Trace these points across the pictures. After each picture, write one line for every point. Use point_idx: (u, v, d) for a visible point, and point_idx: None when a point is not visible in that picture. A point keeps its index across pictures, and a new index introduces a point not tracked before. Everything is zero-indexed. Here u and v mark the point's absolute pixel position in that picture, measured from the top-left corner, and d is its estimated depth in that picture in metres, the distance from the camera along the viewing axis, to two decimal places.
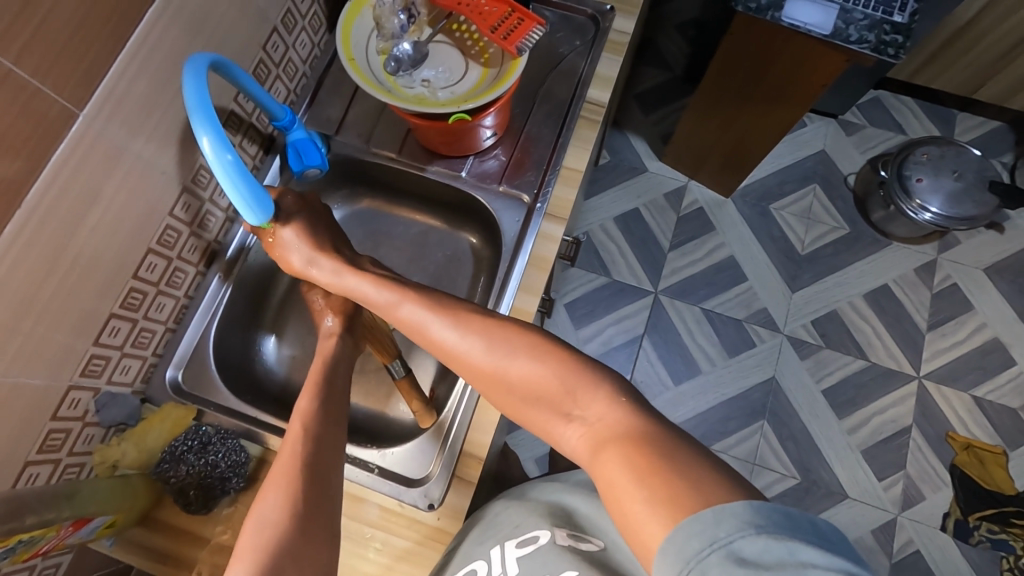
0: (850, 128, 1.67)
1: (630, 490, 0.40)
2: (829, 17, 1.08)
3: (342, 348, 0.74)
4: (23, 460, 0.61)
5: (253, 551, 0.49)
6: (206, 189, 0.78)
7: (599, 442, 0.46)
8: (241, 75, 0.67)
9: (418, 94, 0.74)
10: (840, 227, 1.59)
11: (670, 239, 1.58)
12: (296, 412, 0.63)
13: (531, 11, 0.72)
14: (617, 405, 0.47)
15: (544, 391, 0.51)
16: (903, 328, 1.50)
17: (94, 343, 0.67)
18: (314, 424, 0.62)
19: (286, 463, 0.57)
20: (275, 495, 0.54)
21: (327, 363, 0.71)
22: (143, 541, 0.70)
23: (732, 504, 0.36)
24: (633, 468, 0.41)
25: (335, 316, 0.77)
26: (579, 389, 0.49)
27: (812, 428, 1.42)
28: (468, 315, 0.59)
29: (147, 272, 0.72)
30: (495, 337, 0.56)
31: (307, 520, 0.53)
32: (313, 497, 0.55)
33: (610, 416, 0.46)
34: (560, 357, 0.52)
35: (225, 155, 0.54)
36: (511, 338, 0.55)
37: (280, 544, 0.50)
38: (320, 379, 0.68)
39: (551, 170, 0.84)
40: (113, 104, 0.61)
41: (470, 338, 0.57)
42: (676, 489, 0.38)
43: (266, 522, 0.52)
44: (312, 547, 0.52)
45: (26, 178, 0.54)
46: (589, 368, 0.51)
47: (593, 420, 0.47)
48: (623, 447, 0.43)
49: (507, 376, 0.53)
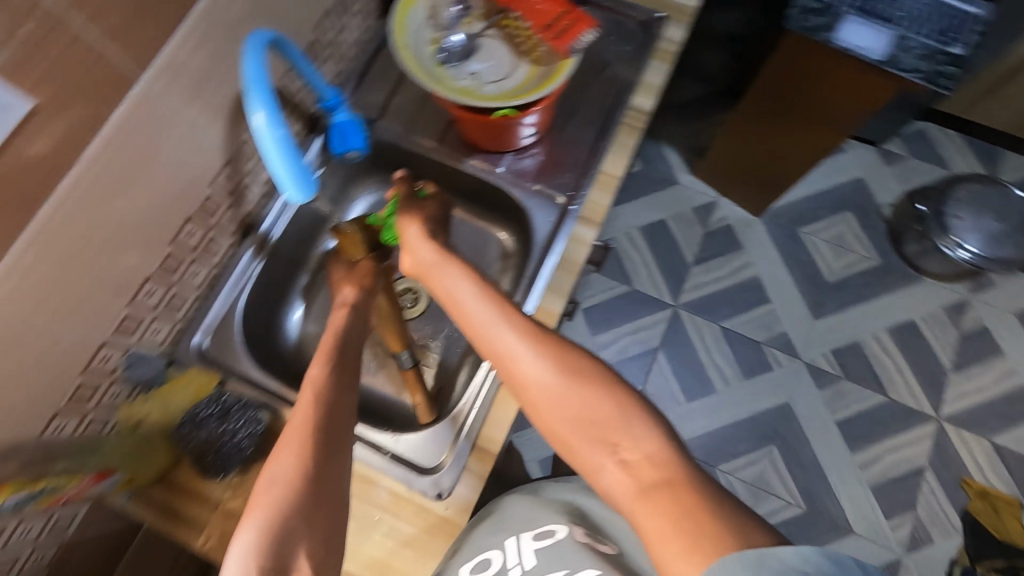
0: (890, 158, 1.64)
1: (672, 528, 0.39)
2: (882, 42, 1.06)
3: (353, 318, 0.69)
4: (52, 410, 0.62)
5: (265, 509, 0.48)
6: (248, 162, 0.79)
7: (642, 485, 0.43)
8: (293, 53, 0.68)
9: (464, 85, 0.73)
10: (871, 258, 1.55)
11: (695, 253, 1.56)
12: (308, 379, 0.59)
13: (585, 14, 0.73)
14: (665, 447, 0.44)
15: (594, 418, 0.46)
16: (927, 366, 1.46)
17: (130, 303, 0.68)
18: (326, 390, 0.58)
19: (298, 428, 0.54)
20: (288, 453, 0.52)
21: (338, 333, 0.66)
22: (157, 501, 0.72)
23: (782, 549, 0.36)
24: (679, 511, 0.40)
25: (354, 288, 0.74)
26: (629, 421, 0.46)
27: (823, 459, 1.40)
28: (529, 325, 0.53)
29: (186, 238, 0.73)
30: (556, 356, 0.50)
31: (318, 482, 0.51)
32: (326, 459, 0.53)
33: (659, 461, 0.43)
34: (617, 391, 0.48)
35: (277, 130, 0.55)
36: (572, 357, 0.50)
37: (293, 504, 0.49)
38: (334, 347, 0.64)
39: (588, 174, 0.84)
40: (171, 72, 0.62)
41: (528, 352, 0.51)
42: (719, 527, 0.38)
43: (278, 479, 0.50)
44: (322, 512, 0.50)
45: (86, 135, 0.56)
46: (642, 404, 0.47)
47: (636, 460, 0.44)
48: (669, 488, 0.41)
49: (559, 399, 0.48)
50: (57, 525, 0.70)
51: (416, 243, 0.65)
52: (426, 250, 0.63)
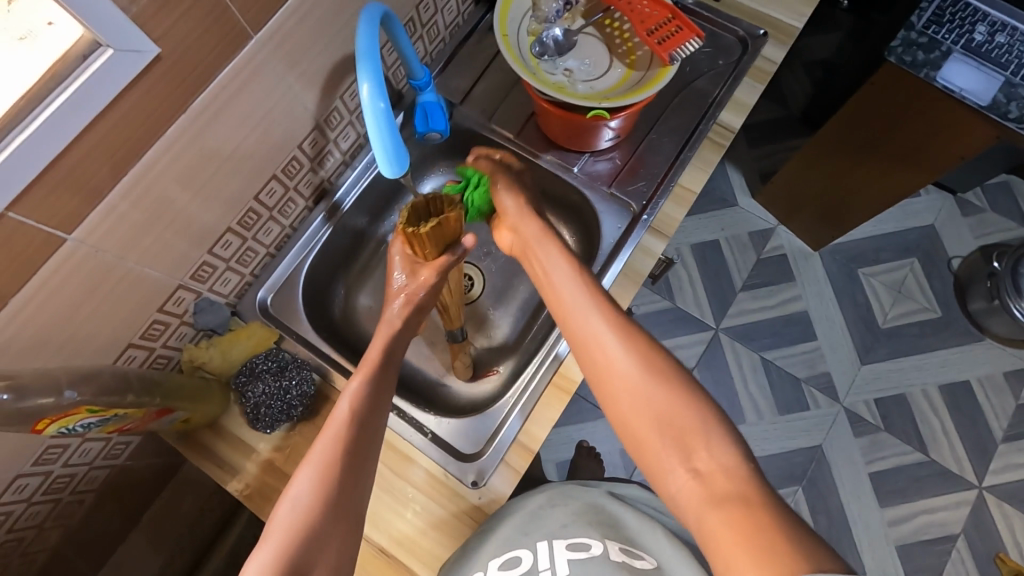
0: (968, 208, 1.56)
1: (740, 543, 0.39)
2: (991, 87, 1.03)
3: (404, 333, 0.67)
4: (127, 341, 0.66)
5: (284, 528, 0.49)
6: (333, 130, 0.81)
7: (714, 494, 0.43)
8: (400, 32, 0.69)
9: (557, 81, 0.73)
10: (931, 309, 1.48)
11: (745, 279, 1.52)
12: (347, 393, 0.59)
13: (692, 23, 0.71)
14: (741, 463, 0.44)
15: (674, 421, 0.47)
16: (976, 431, 1.39)
17: (208, 251, 0.71)
18: (361, 408, 0.58)
19: (329, 443, 0.55)
20: (309, 474, 0.53)
21: (386, 339, 0.65)
22: (206, 443, 0.74)
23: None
24: (751, 525, 0.39)
25: (406, 304, 0.68)
26: (709, 433, 0.46)
27: (849, 508, 1.35)
28: (618, 320, 0.54)
29: (266, 197, 0.75)
30: (642, 353, 0.51)
31: (338, 507, 0.52)
32: (349, 480, 0.53)
33: (734, 476, 0.43)
34: (698, 402, 0.48)
35: (379, 103, 0.56)
36: (658, 360, 0.51)
37: (310, 529, 0.50)
38: (380, 361, 0.63)
39: (664, 186, 0.82)
40: (282, 35, 0.64)
41: (617, 344, 0.52)
42: (791, 551, 0.37)
43: (299, 502, 0.51)
44: (339, 533, 0.51)
45: (197, 88, 0.58)
46: (722, 419, 0.47)
47: (710, 471, 0.44)
48: (745, 506, 0.41)
49: (640, 394, 0.49)
50: (112, 450, 0.73)
51: (514, 220, 0.69)
52: (529, 227, 0.67)
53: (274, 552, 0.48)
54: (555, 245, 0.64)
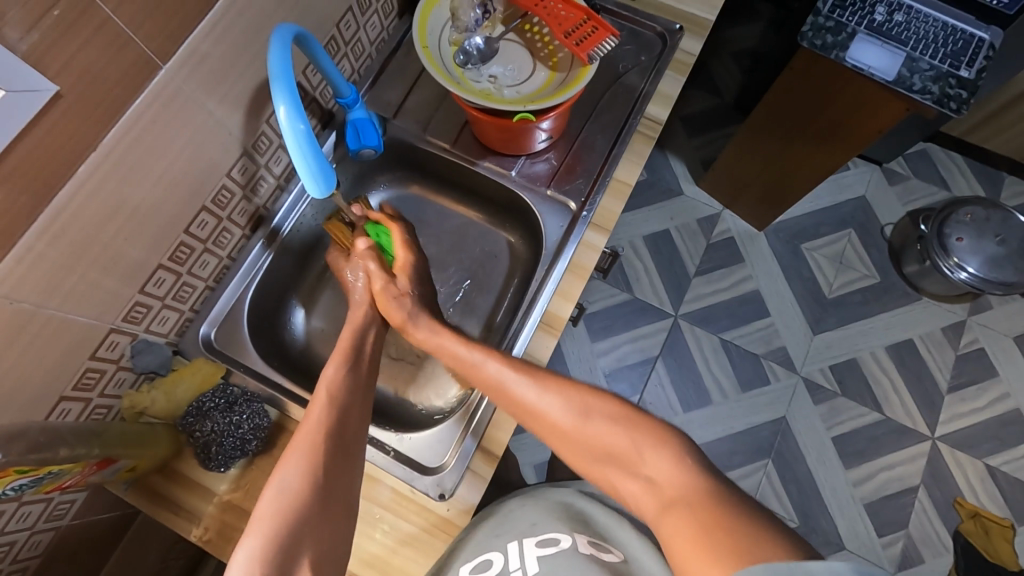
0: (894, 177, 1.65)
1: (694, 541, 0.40)
2: (894, 63, 1.09)
3: (370, 317, 0.74)
4: (57, 395, 0.62)
5: (271, 515, 0.48)
6: (263, 155, 0.79)
7: (664, 501, 0.45)
8: (319, 51, 0.68)
9: (483, 88, 0.74)
10: (871, 275, 1.56)
11: (697, 264, 1.57)
12: (324, 378, 0.62)
13: (606, 22, 0.73)
14: (684, 465, 0.47)
15: (617, 451, 0.51)
16: (923, 386, 1.47)
17: (139, 290, 0.68)
18: (338, 391, 0.60)
19: (311, 430, 0.55)
20: (297, 459, 0.53)
21: (354, 334, 0.70)
22: (158, 490, 0.71)
23: (812, 562, 0.33)
24: (701, 523, 0.41)
25: (364, 284, 0.77)
26: (646, 447, 0.50)
27: (817, 474, 1.40)
28: (545, 374, 0.61)
29: (198, 228, 0.73)
30: (571, 395, 0.57)
31: (325, 489, 0.52)
32: (335, 461, 0.54)
33: (679, 478, 0.46)
34: (634, 420, 0.53)
35: (298, 124, 0.55)
36: (593, 403, 0.56)
37: (299, 512, 0.49)
38: (350, 347, 0.68)
39: (600, 181, 0.84)
40: (194, 63, 0.62)
41: (547, 396, 0.58)
42: (744, 542, 0.38)
43: (285, 489, 0.51)
44: (329, 522, 0.51)
45: (107, 122, 0.56)
46: (664, 431, 0.51)
47: (658, 480, 0.47)
48: (694, 506, 0.43)
49: (577, 430, 0.54)
50: (54, 511, 0.69)
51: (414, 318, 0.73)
52: (421, 326, 0.73)
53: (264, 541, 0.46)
54: (454, 336, 0.70)
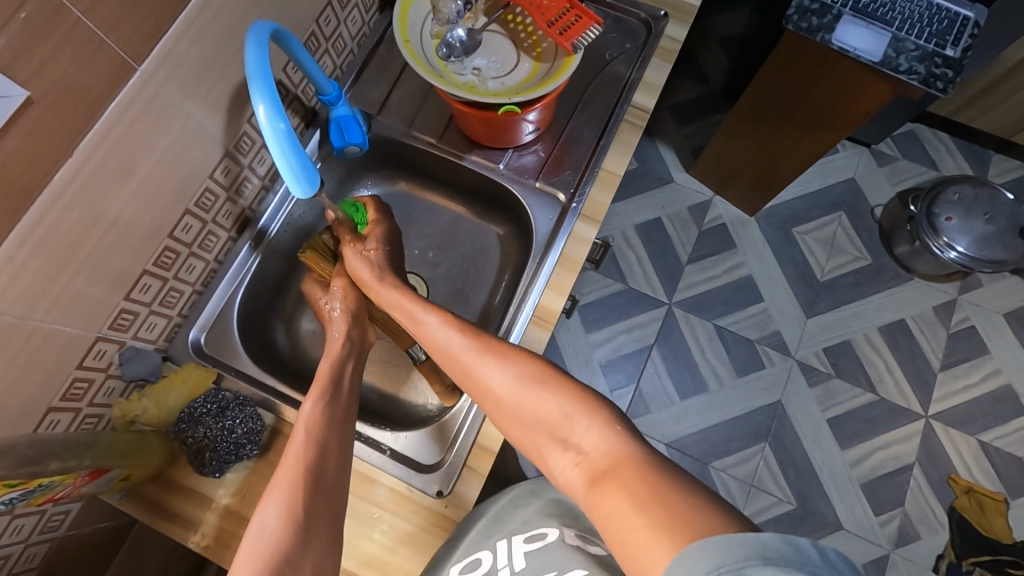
0: (882, 159, 1.66)
1: (630, 518, 0.39)
2: (880, 45, 1.08)
3: (349, 348, 0.71)
4: (46, 406, 0.61)
5: (254, 560, 0.45)
6: (246, 156, 0.78)
7: (596, 474, 0.45)
8: (298, 48, 0.67)
9: (468, 81, 0.73)
10: (862, 258, 1.57)
11: (689, 252, 1.57)
12: (302, 416, 0.58)
13: (590, 10, 0.72)
14: (614, 436, 0.46)
15: (546, 420, 0.50)
16: (916, 365, 1.48)
17: (125, 298, 0.67)
18: (316, 428, 0.57)
19: (291, 468, 0.52)
20: (275, 500, 0.49)
21: (334, 361, 0.67)
22: (153, 498, 0.71)
23: (744, 533, 0.33)
24: (635, 496, 0.40)
25: (342, 317, 0.75)
26: (576, 417, 0.49)
27: (814, 456, 1.41)
28: (482, 342, 0.59)
29: (182, 233, 0.72)
30: (507, 360, 0.56)
31: (309, 527, 0.49)
32: (316, 500, 0.51)
33: (608, 448, 0.45)
34: (567, 386, 0.51)
35: (280, 124, 0.54)
36: (523, 369, 0.54)
37: (282, 554, 0.46)
38: (329, 379, 0.64)
39: (589, 172, 0.83)
40: (170, 64, 0.61)
41: (484, 363, 0.57)
42: (683, 515, 0.37)
43: (266, 531, 0.47)
44: (312, 550, 0.48)
45: (82, 128, 0.54)
46: (593, 398, 0.50)
47: (588, 452, 0.47)
48: (627, 479, 0.42)
49: (514, 401, 0.53)
50: (49, 523, 0.68)
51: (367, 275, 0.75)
52: (389, 294, 0.71)
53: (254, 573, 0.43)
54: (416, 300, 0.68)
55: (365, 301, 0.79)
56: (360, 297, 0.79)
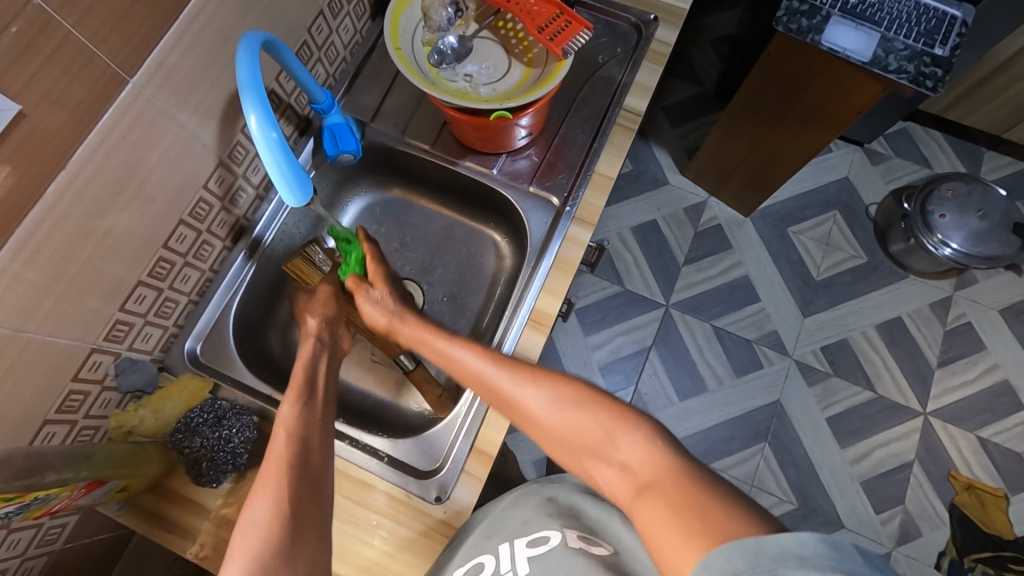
0: (876, 157, 1.67)
1: (669, 524, 0.40)
2: (870, 44, 1.09)
3: (320, 346, 0.71)
4: (42, 418, 0.61)
5: (244, 556, 0.45)
6: (241, 165, 0.78)
7: (639, 483, 0.45)
8: (289, 57, 0.67)
9: (460, 87, 0.74)
10: (858, 256, 1.58)
11: (686, 253, 1.57)
12: (281, 418, 0.58)
13: (579, 15, 0.72)
14: (654, 447, 0.46)
15: (589, 439, 0.51)
16: (914, 362, 1.49)
17: (120, 309, 0.67)
18: (299, 428, 0.57)
19: (273, 466, 0.52)
20: (266, 494, 0.49)
21: (306, 362, 0.67)
22: (151, 508, 0.71)
23: (779, 534, 0.34)
24: (673, 503, 0.41)
25: (316, 316, 0.75)
26: (617, 431, 0.49)
27: (814, 455, 1.42)
28: (518, 365, 0.61)
29: (177, 242, 0.72)
30: (543, 382, 0.58)
31: (299, 522, 0.48)
32: (307, 503, 0.50)
33: (648, 457, 0.46)
34: (603, 405, 0.53)
35: (271, 133, 0.54)
36: (562, 389, 0.56)
37: (269, 549, 0.46)
38: (304, 380, 0.64)
39: (583, 175, 0.84)
40: (161, 75, 0.61)
41: (521, 385, 0.59)
42: (715, 519, 0.38)
43: (257, 523, 0.47)
44: (306, 551, 0.47)
45: (75, 140, 0.55)
46: (631, 415, 0.51)
47: (629, 464, 0.47)
48: (666, 488, 0.42)
49: (553, 420, 0.54)
50: (47, 536, 0.68)
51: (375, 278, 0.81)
52: (406, 330, 0.73)
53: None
54: (433, 330, 0.71)
55: (342, 305, 0.80)
56: (338, 301, 0.79)
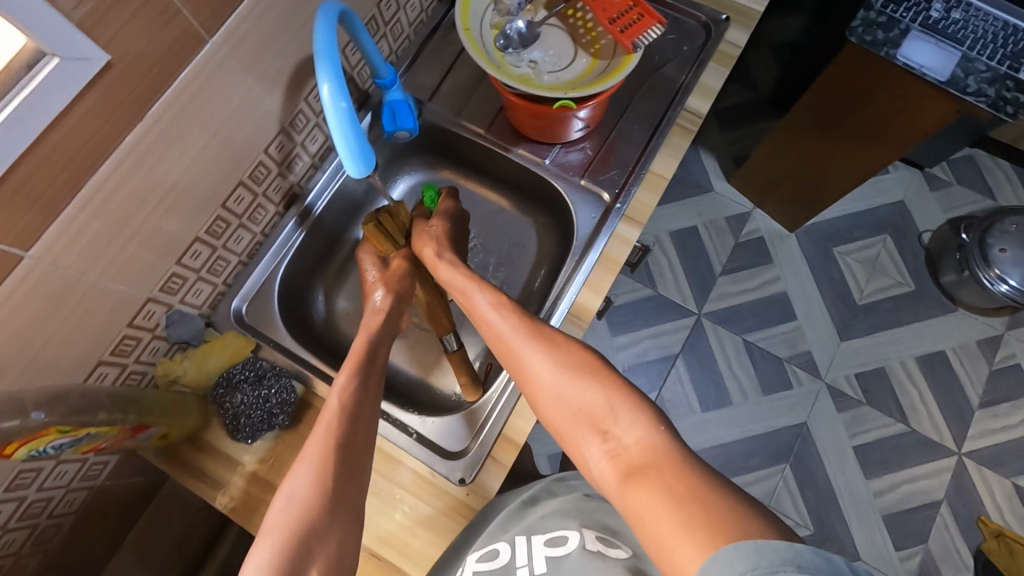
0: (935, 183, 1.59)
1: (665, 515, 0.40)
2: (949, 62, 1.04)
3: (386, 326, 0.72)
4: (97, 359, 0.64)
5: (279, 528, 0.49)
6: (300, 133, 0.80)
7: (632, 466, 0.46)
8: (360, 31, 0.68)
9: (523, 73, 0.73)
10: (905, 283, 1.52)
11: (724, 263, 1.54)
12: (336, 388, 0.61)
13: (652, 9, 0.71)
14: (656, 433, 0.47)
15: (590, 410, 0.52)
16: (954, 399, 1.43)
17: (176, 263, 0.69)
18: (349, 401, 0.59)
19: (319, 444, 0.55)
20: (306, 470, 0.53)
21: (369, 339, 0.69)
22: (186, 458, 0.73)
23: (780, 541, 0.34)
24: (666, 494, 0.41)
25: (386, 293, 0.77)
26: (621, 411, 0.50)
27: (836, 482, 1.38)
28: (533, 328, 0.61)
29: (235, 204, 0.74)
30: (556, 350, 0.57)
31: (336, 500, 0.52)
32: (342, 476, 0.53)
33: (649, 443, 0.47)
34: (611, 381, 0.53)
35: (342, 103, 0.55)
36: (570, 359, 0.56)
37: (308, 522, 0.49)
38: (363, 354, 0.66)
39: (636, 173, 0.82)
40: (237, 38, 0.62)
41: (531, 347, 0.59)
42: (716, 516, 0.38)
43: (295, 497, 0.51)
44: (339, 526, 0.51)
45: (152, 94, 0.56)
46: (634, 395, 0.51)
47: (626, 444, 0.48)
48: (662, 473, 0.43)
49: (557, 389, 0.54)
50: (89, 471, 0.71)
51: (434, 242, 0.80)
52: (449, 272, 0.74)
53: (273, 550, 0.47)
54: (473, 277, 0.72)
55: (412, 283, 0.80)
56: (410, 279, 0.80)
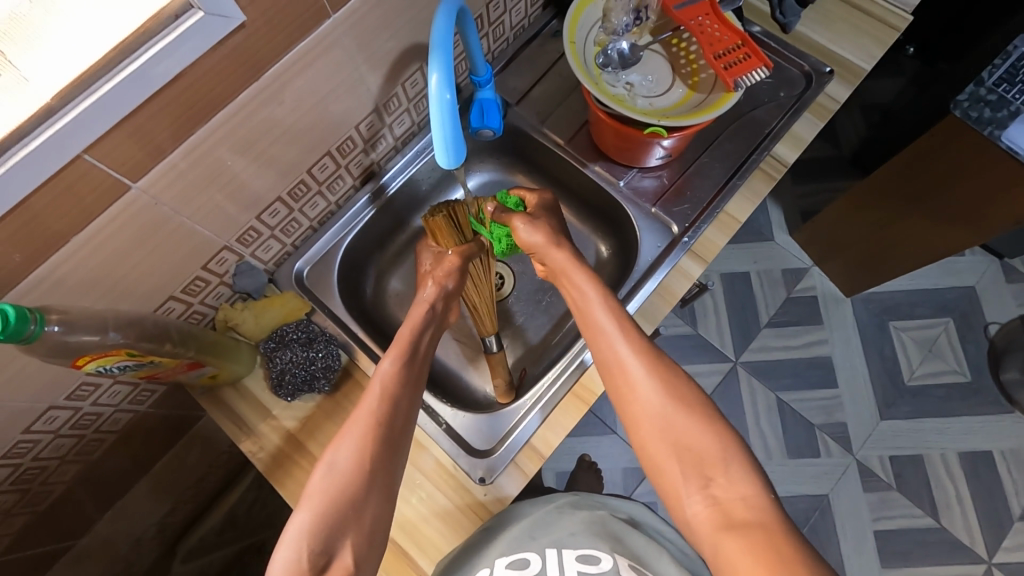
0: (1013, 274, 1.50)
1: None
2: None
3: (429, 318, 0.71)
4: (168, 293, 0.68)
5: (320, 495, 0.52)
6: (390, 116, 0.82)
7: (731, 523, 0.48)
8: (470, 28, 0.70)
9: (617, 94, 0.74)
10: (960, 373, 1.44)
11: (771, 315, 1.50)
12: (380, 371, 0.62)
13: (761, 51, 0.70)
14: (761, 495, 0.49)
15: (694, 450, 0.53)
16: (993, 504, 1.34)
17: (256, 217, 0.73)
18: (392, 385, 0.61)
19: (364, 419, 0.57)
20: (349, 443, 0.55)
21: (414, 326, 0.69)
22: (228, 402, 0.76)
23: None
24: (765, 559, 0.44)
25: (435, 287, 0.74)
26: (727, 461, 0.51)
27: (849, 563, 1.31)
28: (644, 346, 0.60)
29: (318, 171, 0.77)
30: (670, 386, 0.56)
31: (370, 475, 0.54)
32: (384, 456, 0.56)
33: (753, 504, 0.49)
34: (716, 426, 0.54)
35: (445, 94, 0.56)
36: (677, 392, 0.56)
37: (348, 489, 0.53)
38: (408, 341, 0.66)
39: (709, 211, 0.81)
40: (358, 17, 0.65)
41: (639, 368, 0.58)
42: None
43: (336, 468, 0.54)
44: (372, 498, 0.53)
45: (271, 59, 0.59)
46: (738, 447, 0.52)
47: (727, 497, 0.50)
48: (764, 538, 0.45)
49: (667, 421, 0.55)
50: (138, 396, 0.75)
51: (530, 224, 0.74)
52: (558, 255, 0.70)
53: (312, 515, 0.51)
54: (582, 264, 0.69)
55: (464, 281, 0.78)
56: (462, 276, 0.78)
